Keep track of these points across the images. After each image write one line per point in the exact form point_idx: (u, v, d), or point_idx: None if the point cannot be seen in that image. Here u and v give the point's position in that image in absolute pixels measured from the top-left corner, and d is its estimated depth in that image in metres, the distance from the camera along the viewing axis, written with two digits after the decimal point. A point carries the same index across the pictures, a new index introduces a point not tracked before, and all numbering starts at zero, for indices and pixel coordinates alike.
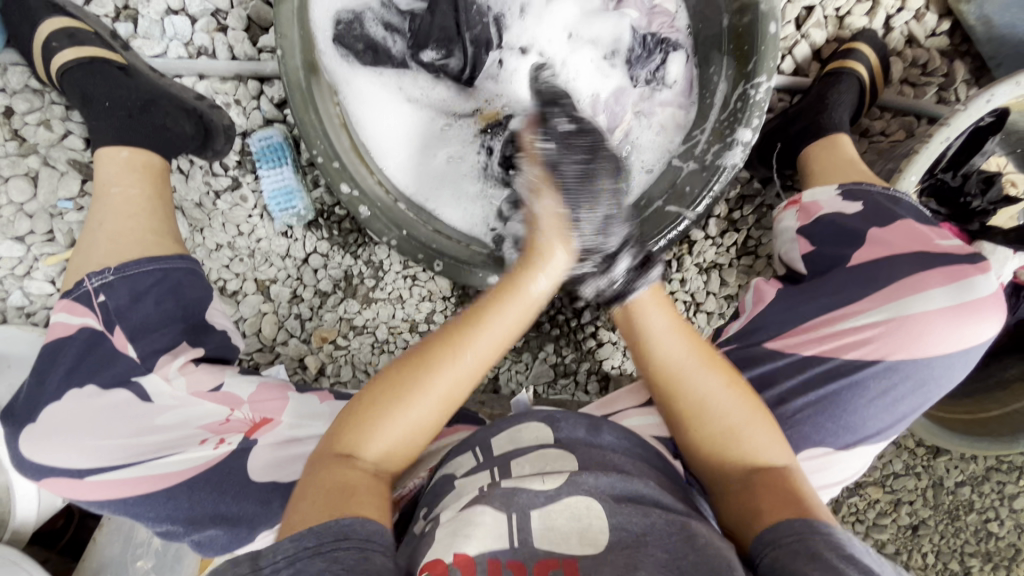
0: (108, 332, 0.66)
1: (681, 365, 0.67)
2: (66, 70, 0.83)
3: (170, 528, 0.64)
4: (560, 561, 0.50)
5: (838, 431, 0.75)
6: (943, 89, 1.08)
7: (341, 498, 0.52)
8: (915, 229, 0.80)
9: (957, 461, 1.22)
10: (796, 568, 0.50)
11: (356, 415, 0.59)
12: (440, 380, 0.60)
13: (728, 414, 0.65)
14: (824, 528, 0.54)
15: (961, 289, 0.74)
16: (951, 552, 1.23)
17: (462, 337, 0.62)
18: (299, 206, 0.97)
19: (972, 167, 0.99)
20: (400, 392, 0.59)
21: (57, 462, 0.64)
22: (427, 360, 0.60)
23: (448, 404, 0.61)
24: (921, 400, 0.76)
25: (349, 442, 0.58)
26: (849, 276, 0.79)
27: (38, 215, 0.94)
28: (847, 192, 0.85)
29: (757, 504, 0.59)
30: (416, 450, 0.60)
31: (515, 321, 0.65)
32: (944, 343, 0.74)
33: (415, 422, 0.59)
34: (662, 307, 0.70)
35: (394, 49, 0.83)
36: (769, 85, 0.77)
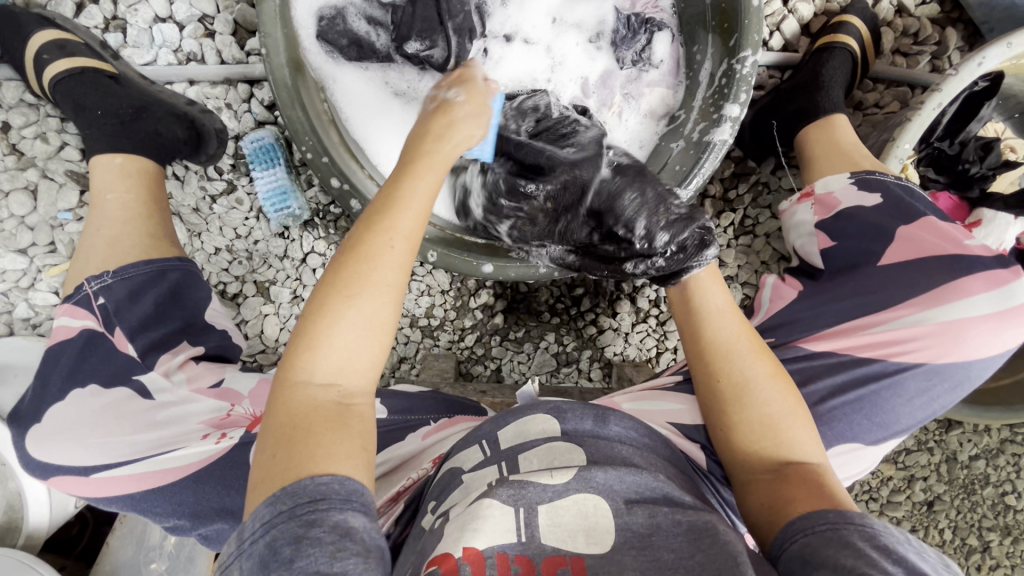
0: (109, 331, 0.67)
1: (728, 347, 0.65)
2: (59, 81, 0.84)
3: (177, 523, 0.65)
4: (568, 559, 0.49)
5: (873, 428, 0.73)
6: (936, 57, 1.07)
7: (309, 442, 0.48)
8: (944, 228, 0.78)
9: (970, 434, 1.21)
10: (827, 554, 0.48)
11: (301, 339, 0.51)
12: (378, 273, 0.52)
13: (770, 403, 0.62)
14: (858, 517, 0.51)
15: (1002, 296, 0.73)
16: (968, 528, 1.22)
17: (383, 222, 0.54)
18: (294, 207, 0.97)
19: (968, 135, 0.96)
20: (343, 292, 0.51)
21: (63, 461, 0.64)
22: (359, 253, 0.52)
23: (399, 292, 0.53)
24: (948, 398, 0.75)
25: (300, 368, 0.51)
26: (876, 276, 0.79)
27: (39, 227, 0.96)
28: (862, 181, 0.83)
29: (787, 494, 0.57)
30: (382, 354, 0.53)
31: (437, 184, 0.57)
32: (980, 348, 0.74)
33: (369, 325, 0.52)
34: (720, 286, 0.69)
35: (378, 43, 0.83)
36: (754, 59, 0.78)
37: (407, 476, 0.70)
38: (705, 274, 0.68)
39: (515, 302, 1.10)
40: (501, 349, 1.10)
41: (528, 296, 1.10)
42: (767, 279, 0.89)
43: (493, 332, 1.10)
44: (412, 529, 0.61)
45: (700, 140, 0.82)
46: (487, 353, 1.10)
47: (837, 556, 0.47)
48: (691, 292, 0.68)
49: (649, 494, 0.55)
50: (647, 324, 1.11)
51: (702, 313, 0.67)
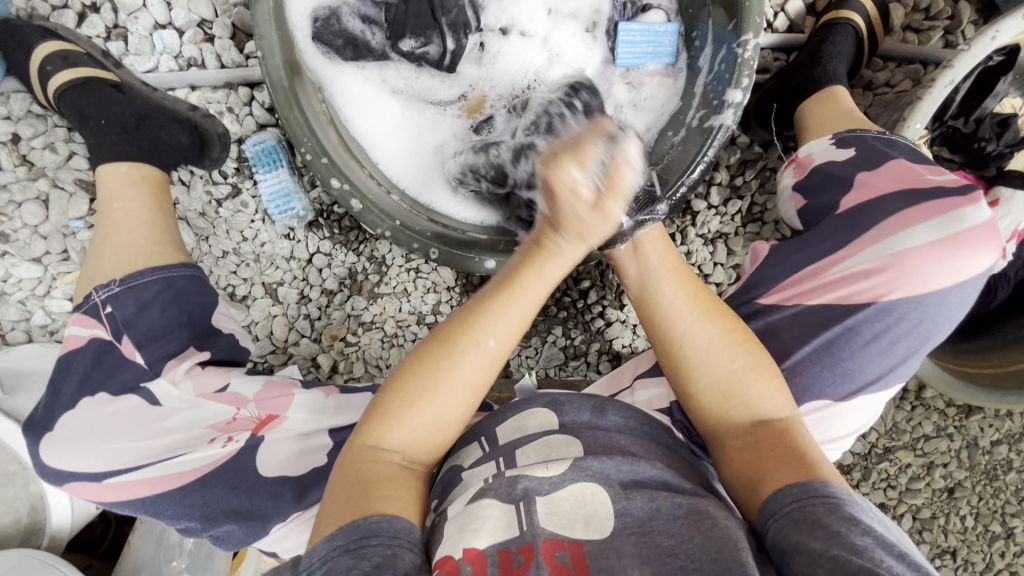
0: (117, 341, 0.68)
1: (679, 312, 0.63)
2: (63, 92, 0.85)
3: (189, 525, 0.66)
4: (567, 544, 0.49)
5: (836, 380, 0.72)
6: (948, 32, 1.03)
7: (369, 495, 0.51)
8: (905, 168, 0.76)
9: (990, 419, 1.18)
10: (799, 540, 0.48)
11: (379, 408, 0.57)
12: (465, 371, 0.57)
13: (729, 362, 0.61)
14: (824, 488, 0.51)
15: (950, 222, 0.70)
16: (991, 514, 1.19)
17: (477, 324, 0.58)
18: (298, 208, 0.98)
19: (985, 110, 0.94)
20: (425, 382, 0.56)
21: (76, 466, 0.66)
22: (450, 346, 0.57)
23: (477, 390, 0.58)
24: (919, 341, 0.72)
25: (372, 435, 0.56)
26: (838, 225, 0.76)
27: (52, 236, 0.98)
28: (842, 141, 0.81)
29: (760, 465, 0.56)
30: (446, 438, 0.58)
31: (543, 290, 0.60)
32: (937, 278, 0.70)
33: (441, 413, 0.57)
34: (660, 249, 0.69)
35: (373, 41, 0.82)
36: (756, 42, 0.75)
37: None
38: (644, 238, 0.68)
39: None
40: None
41: None
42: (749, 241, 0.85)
43: None
44: None
45: (701, 127, 0.82)
46: None
47: (809, 542, 0.47)
48: (636, 259, 0.68)
49: (648, 484, 0.55)
50: None
51: (651, 285, 0.66)
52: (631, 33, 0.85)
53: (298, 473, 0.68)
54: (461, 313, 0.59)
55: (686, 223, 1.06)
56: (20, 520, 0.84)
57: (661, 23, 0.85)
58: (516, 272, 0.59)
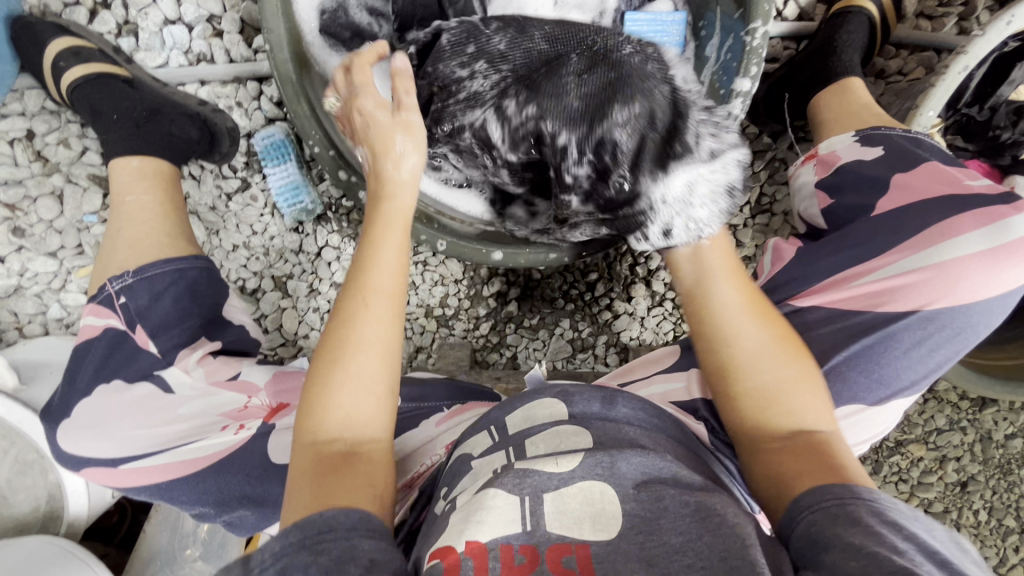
0: (131, 330, 0.69)
1: (732, 315, 0.63)
2: (76, 88, 0.87)
3: (202, 511, 0.67)
4: (573, 548, 0.49)
5: (872, 386, 0.70)
6: (963, 18, 1.02)
7: (320, 486, 0.52)
8: (941, 171, 0.75)
9: (1005, 412, 1.16)
10: (832, 532, 0.47)
11: (304, 402, 0.57)
12: (368, 329, 0.58)
13: (775, 373, 0.61)
14: (865, 492, 0.50)
15: (998, 230, 0.68)
16: (1005, 508, 1.18)
17: (360, 286, 0.59)
18: (306, 201, 0.99)
19: (999, 97, 0.92)
20: (329, 353, 0.57)
21: (94, 453, 0.67)
22: (342, 313, 0.58)
23: (389, 347, 0.58)
24: (956, 348, 0.71)
25: (308, 428, 0.56)
26: (872, 227, 0.74)
27: (67, 230, 0.99)
28: (868, 138, 0.81)
29: (795, 467, 0.56)
30: (381, 406, 0.57)
31: (403, 235, 0.62)
32: (980, 289, 0.69)
33: (363, 377, 0.57)
34: (725, 255, 0.67)
35: (381, 34, 0.83)
36: (764, 30, 0.74)
37: (421, 463, 0.70)
38: (708, 234, 0.67)
39: (528, 290, 1.10)
40: (517, 336, 1.10)
41: (541, 283, 1.10)
42: (769, 243, 0.85)
43: (507, 320, 1.10)
44: (427, 516, 0.61)
45: None
46: (503, 341, 1.10)
47: (846, 537, 0.46)
48: (690, 262, 0.67)
49: (656, 479, 0.54)
50: (663, 307, 1.10)
51: (705, 284, 0.65)
52: (638, 23, 0.85)
53: None
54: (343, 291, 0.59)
55: None
56: (39, 508, 0.86)
57: (669, 12, 0.85)
58: (372, 229, 0.61)
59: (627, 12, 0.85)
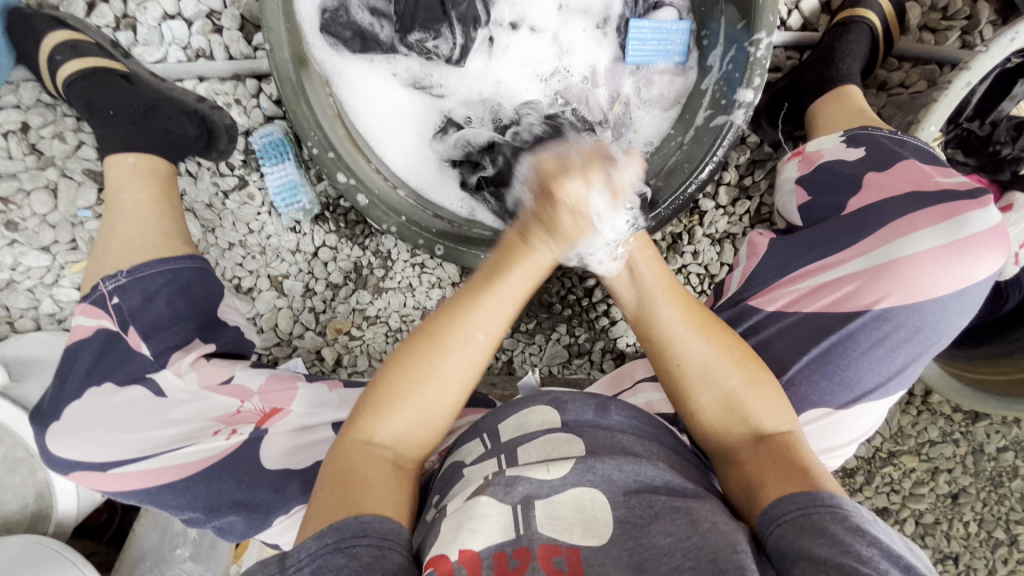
0: (124, 331, 0.68)
1: (675, 330, 0.63)
2: (72, 81, 0.85)
3: (192, 516, 0.67)
4: (563, 549, 0.48)
5: (835, 388, 0.71)
6: (966, 33, 1.01)
7: (358, 494, 0.52)
8: (914, 169, 0.74)
9: (997, 425, 1.17)
10: (800, 545, 0.47)
11: (370, 400, 0.57)
12: (456, 361, 0.57)
13: (727, 379, 0.60)
14: (830, 498, 0.50)
15: (954, 226, 0.68)
16: (995, 521, 1.18)
17: (461, 317, 0.58)
18: (304, 200, 0.99)
19: (1000, 113, 0.92)
20: (415, 375, 0.57)
21: (83, 455, 0.67)
22: (438, 339, 0.57)
23: (467, 383, 0.59)
24: (920, 348, 0.70)
25: (361, 430, 0.57)
26: (838, 226, 0.75)
27: (60, 225, 0.98)
28: (853, 138, 0.79)
29: (760, 475, 0.55)
30: (433, 434, 0.59)
31: (531, 282, 0.60)
32: (940, 285, 0.68)
33: (432, 406, 0.57)
34: (655, 265, 0.68)
35: (382, 35, 0.82)
36: (769, 41, 0.74)
37: None
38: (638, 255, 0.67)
39: None
40: (513, 341, 1.10)
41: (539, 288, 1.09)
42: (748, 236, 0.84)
43: None
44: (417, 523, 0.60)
45: (708, 127, 0.81)
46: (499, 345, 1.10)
47: (809, 548, 0.46)
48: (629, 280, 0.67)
49: (648, 487, 0.54)
50: None
51: (646, 302, 0.65)
52: (642, 30, 0.84)
53: (302, 466, 0.68)
54: (441, 314, 0.59)
55: (693, 223, 1.05)
56: (27, 506, 0.85)
57: (673, 21, 0.84)
58: (505, 264, 0.59)
59: (631, 19, 0.84)
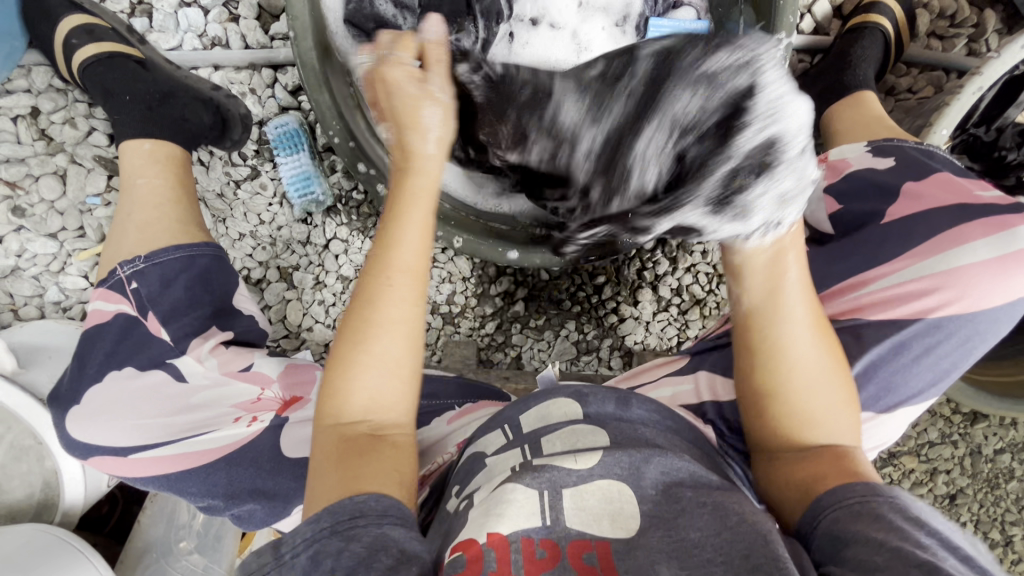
0: (142, 317, 0.68)
1: (799, 342, 0.57)
2: (87, 66, 0.85)
3: (211, 503, 0.66)
4: (594, 544, 0.48)
5: (880, 393, 0.70)
6: (973, 40, 1.03)
7: (347, 469, 0.52)
8: (954, 182, 0.76)
9: (996, 427, 1.18)
10: (855, 530, 0.47)
11: (331, 381, 0.56)
12: (392, 308, 0.56)
13: (823, 394, 0.58)
14: (887, 491, 0.51)
15: (1005, 240, 0.70)
16: (991, 522, 1.20)
17: (381, 266, 0.57)
18: (317, 192, 0.98)
19: (1007, 119, 0.93)
20: (356, 338, 0.56)
21: (103, 440, 0.66)
22: (365, 297, 0.57)
23: (413, 328, 0.57)
24: (964, 357, 0.72)
25: (330, 411, 0.56)
26: (881, 235, 0.76)
27: (68, 212, 0.97)
28: (879, 149, 0.82)
29: (818, 472, 0.55)
30: (403, 389, 0.57)
31: (428, 214, 0.59)
32: (990, 297, 0.70)
33: (386, 363, 0.56)
34: (800, 261, 0.58)
35: (405, 26, 0.82)
36: (789, 41, 0.74)
37: (434, 461, 0.70)
38: (789, 247, 0.56)
39: (535, 290, 1.09)
40: (522, 337, 1.10)
41: (549, 284, 1.10)
42: None
43: (513, 320, 1.10)
44: (438, 513, 0.60)
45: None
46: (508, 340, 1.10)
47: (867, 531, 0.47)
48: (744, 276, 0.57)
49: (675, 479, 0.53)
50: (668, 313, 1.11)
51: (777, 301, 0.56)
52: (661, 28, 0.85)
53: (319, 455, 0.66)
54: (366, 269, 0.58)
55: None
56: (33, 495, 0.84)
57: (692, 20, 0.85)
58: (397, 206, 0.59)
59: (652, 17, 0.85)
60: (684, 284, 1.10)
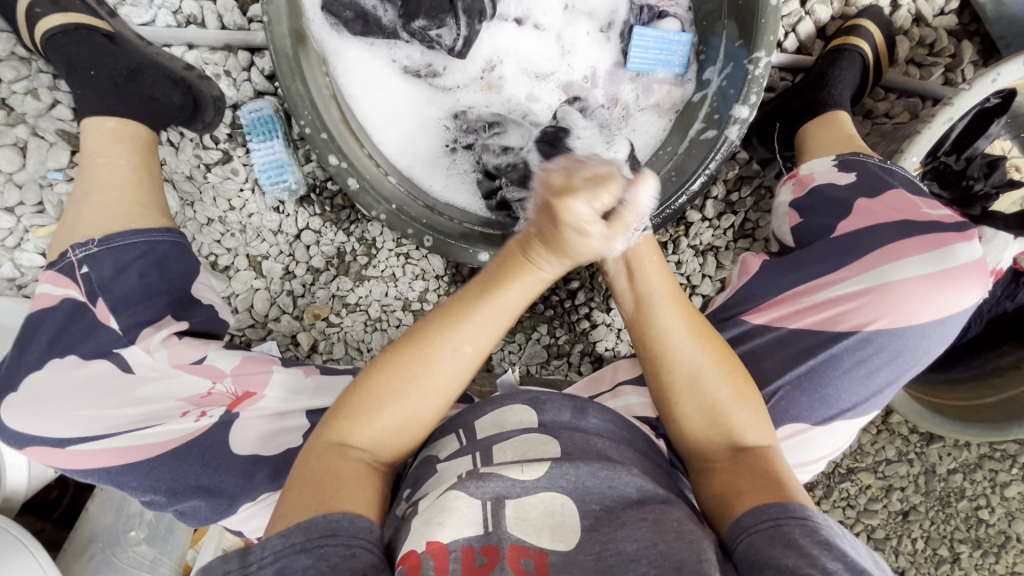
0: (91, 304, 0.66)
1: (675, 336, 0.61)
2: (51, 36, 0.81)
3: (154, 499, 0.65)
4: (532, 552, 0.48)
5: (814, 404, 0.72)
6: (949, 70, 1.05)
7: (327, 494, 0.51)
8: (903, 199, 0.77)
9: (950, 448, 1.21)
10: (771, 555, 0.48)
11: (352, 403, 0.56)
12: (439, 373, 0.56)
13: (715, 390, 0.61)
14: (801, 510, 0.51)
15: (940, 256, 0.71)
16: (941, 539, 1.24)
17: (452, 330, 0.55)
18: (290, 180, 0.96)
19: (976, 150, 0.96)
20: (402, 383, 0.55)
21: (38, 431, 0.64)
22: (426, 347, 0.55)
23: (449, 393, 0.57)
24: (896, 371, 0.73)
25: (339, 431, 0.56)
26: (828, 250, 0.77)
27: (27, 185, 0.93)
28: (845, 163, 0.82)
29: (736, 485, 0.56)
30: (411, 439, 0.58)
31: (528, 296, 0.57)
32: (926, 313, 0.71)
33: (415, 414, 0.56)
34: (661, 268, 0.64)
35: (385, 19, 0.80)
36: (768, 61, 0.75)
37: None
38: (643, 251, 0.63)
39: None
40: None
41: None
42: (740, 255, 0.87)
43: None
44: None
45: (701, 139, 0.82)
46: None
47: (782, 557, 0.47)
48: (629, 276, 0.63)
49: (623, 497, 0.53)
50: None
51: (646, 304, 0.63)
52: (644, 39, 0.85)
53: (272, 453, 0.66)
54: (427, 327, 0.56)
55: (679, 233, 1.06)
56: None
57: (676, 32, 0.86)
58: (500, 277, 0.56)
59: (636, 25, 0.85)
60: None
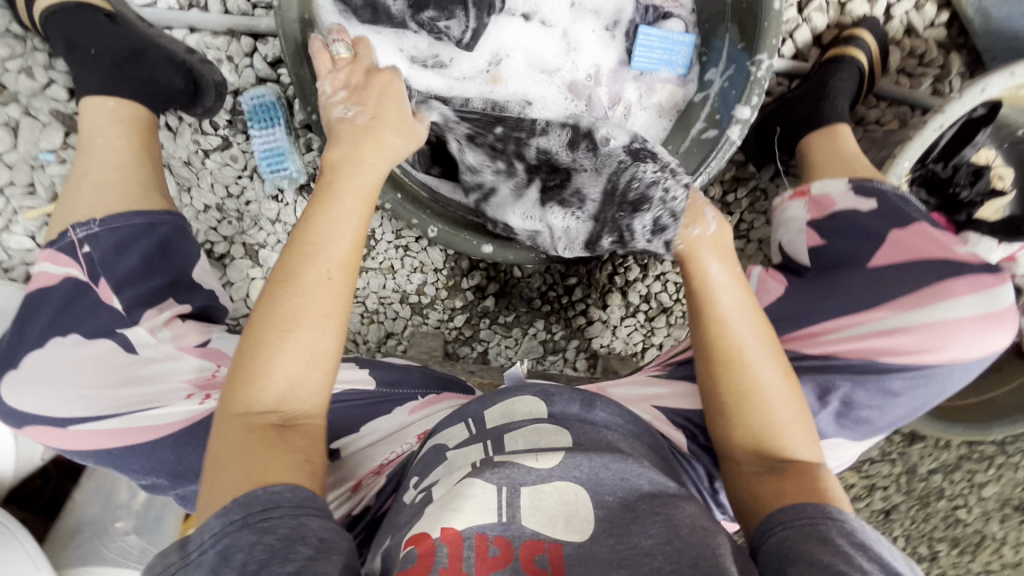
0: (94, 283, 0.65)
1: (745, 338, 0.61)
2: (50, 14, 0.80)
3: (155, 482, 0.64)
4: (546, 547, 0.48)
5: (847, 424, 0.75)
6: (938, 81, 1.09)
7: (248, 462, 0.49)
8: (933, 235, 0.78)
9: (931, 448, 1.24)
10: (806, 548, 0.49)
11: (242, 368, 0.53)
12: (316, 298, 0.54)
13: (779, 405, 0.60)
14: (837, 513, 0.53)
15: (987, 300, 0.73)
16: (920, 537, 1.27)
17: (311, 251, 0.56)
18: (291, 169, 0.95)
19: (962, 158, 0.98)
20: (281, 323, 0.53)
21: (37, 410, 0.63)
22: (291, 280, 0.54)
23: (339, 318, 0.56)
24: (923, 399, 0.76)
25: (240, 401, 0.52)
26: (867, 277, 0.78)
27: (18, 166, 0.91)
28: (861, 189, 0.83)
29: (774, 486, 0.57)
30: (323, 381, 0.55)
31: (360, 205, 0.59)
32: (963, 350, 0.73)
33: (312, 350, 0.54)
34: (731, 274, 0.64)
35: (394, 9, 0.80)
36: (769, 64, 0.77)
37: (392, 449, 0.69)
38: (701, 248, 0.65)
39: (507, 287, 1.09)
40: (490, 332, 1.10)
41: (521, 282, 1.09)
42: (752, 270, 0.88)
43: (482, 315, 1.09)
44: (393, 504, 0.59)
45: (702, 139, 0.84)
46: (476, 335, 1.10)
47: (817, 552, 0.48)
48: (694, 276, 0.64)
49: (635, 488, 0.54)
50: (636, 318, 1.12)
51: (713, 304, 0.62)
52: (649, 39, 0.86)
53: None
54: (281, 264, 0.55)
55: None
56: None
57: (680, 32, 0.87)
58: (327, 193, 0.59)
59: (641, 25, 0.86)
60: (655, 291, 1.11)
